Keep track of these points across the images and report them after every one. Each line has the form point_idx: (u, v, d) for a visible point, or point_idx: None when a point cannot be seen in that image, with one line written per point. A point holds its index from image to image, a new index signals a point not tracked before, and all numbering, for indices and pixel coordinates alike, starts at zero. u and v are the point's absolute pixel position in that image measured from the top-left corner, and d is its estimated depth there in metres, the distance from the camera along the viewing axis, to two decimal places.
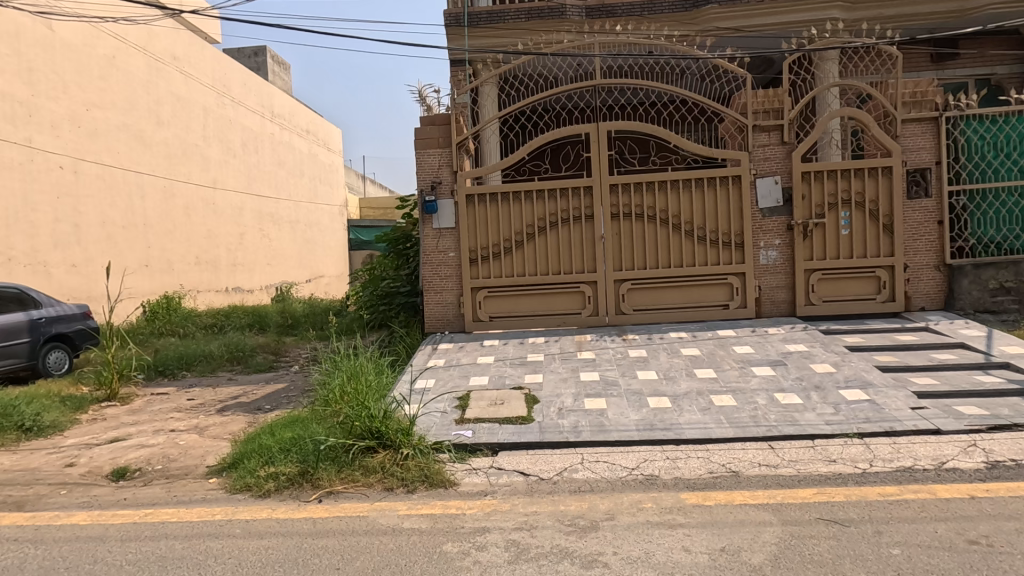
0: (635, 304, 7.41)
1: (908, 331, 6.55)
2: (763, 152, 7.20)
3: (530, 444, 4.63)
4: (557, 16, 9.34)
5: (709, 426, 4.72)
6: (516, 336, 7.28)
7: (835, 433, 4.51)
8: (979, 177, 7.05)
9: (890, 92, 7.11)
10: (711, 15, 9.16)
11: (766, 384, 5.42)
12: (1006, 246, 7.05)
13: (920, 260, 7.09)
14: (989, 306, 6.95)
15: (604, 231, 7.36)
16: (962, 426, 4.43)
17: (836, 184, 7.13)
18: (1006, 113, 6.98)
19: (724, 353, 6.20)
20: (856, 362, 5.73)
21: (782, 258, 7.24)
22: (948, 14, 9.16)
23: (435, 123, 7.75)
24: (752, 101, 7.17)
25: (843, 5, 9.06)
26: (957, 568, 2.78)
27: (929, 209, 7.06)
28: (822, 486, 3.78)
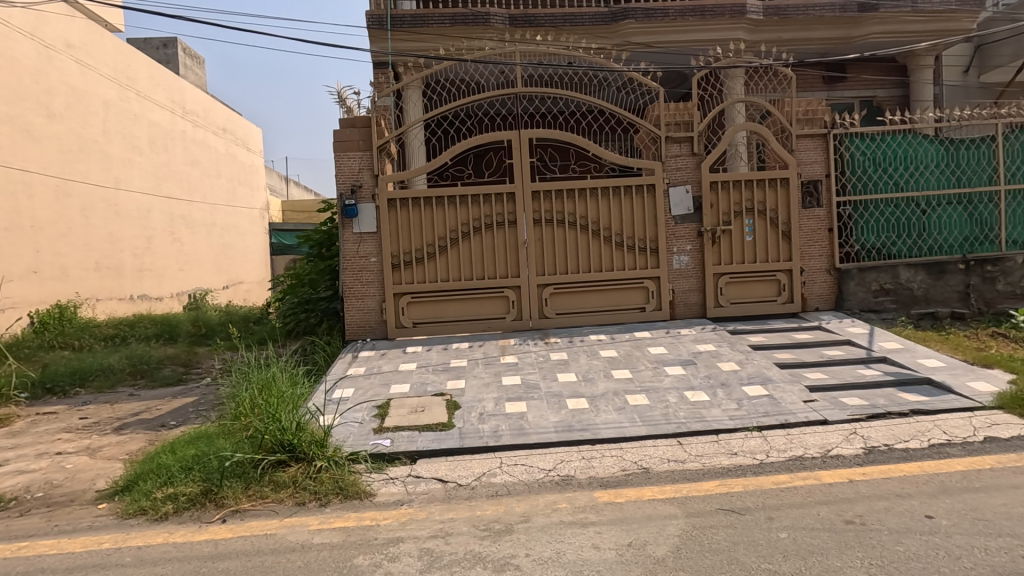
0: (558, 308, 7.56)
1: (804, 330, 7.11)
2: (675, 162, 7.59)
3: (449, 451, 4.60)
4: (481, 23, 9.40)
5: (624, 425, 4.90)
6: (440, 342, 7.24)
7: (737, 427, 4.81)
8: (863, 190, 7.74)
9: (786, 109, 7.70)
10: (629, 30, 9.56)
11: (678, 382, 5.70)
12: (885, 252, 7.75)
13: (814, 264, 7.73)
14: (872, 306, 7.67)
15: (526, 236, 7.48)
16: (845, 417, 4.86)
17: (741, 193, 7.64)
18: (884, 132, 7.72)
19: (640, 354, 6.46)
20: (758, 360, 6.15)
21: (693, 262, 7.65)
22: (835, 40, 10.05)
23: (355, 125, 7.58)
24: (664, 114, 7.54)
25: (747, 28, 9.73)
26: (835, 547, 3.03)
27: (821, 217, 7.71)
28: (723, 478, 4.02)
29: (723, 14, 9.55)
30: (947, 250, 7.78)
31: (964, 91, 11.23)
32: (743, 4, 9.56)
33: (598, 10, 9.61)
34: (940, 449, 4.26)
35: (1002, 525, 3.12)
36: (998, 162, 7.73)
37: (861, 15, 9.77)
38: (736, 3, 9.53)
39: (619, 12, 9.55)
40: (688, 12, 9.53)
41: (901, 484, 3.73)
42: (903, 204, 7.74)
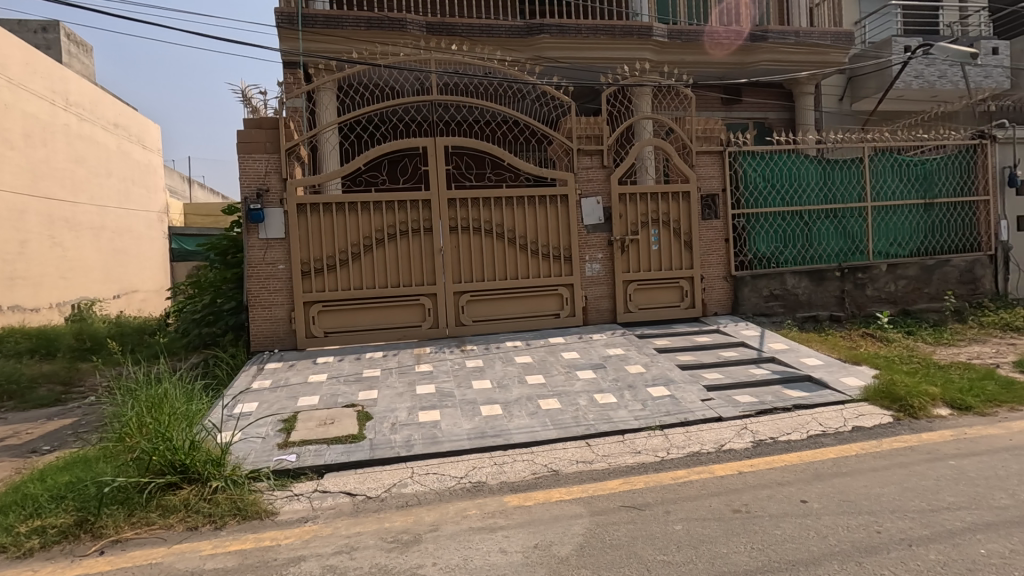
0: (474, 315, 7.60)
1: (704, 333, 7.60)
2: (587, 174, 7.90)
3: (359, 463, 4.48)
4: (397, 29, 9.31)
5: (536, 430, 5.01)
6: (352, 351, 7.04)
7: (641, 426, 5.06)
8: (755, 203, 8.43)
9: (687, 127, 8.24)
10: (543, 44, 9.85)
11: (588, 386, 5.90)
12: (774, 261, 8.47)
13: (713, 272, 8.29)
14: (764, 311, 8.35)
15: (442, 244, 7.46)
16: (737, 413, 5.26)
17: (647, 205, 8.07)
18: (772, 151, 8.45)
19: (554, 360, 6.62)
20: (662, 362, 6.50)
21: (605, 270, 7.97)
22: (731, 65, 10.87)
23: (261, 126, 7.25)
24: (576, 127, 7.81)
25: (653, 49, 10.32)
26: (722, 535, 3.26)
27: (719, 228, 8.30)
28: (627, 476, 4.21)
29: (631, 35, 10.09)
30: (826, 259, 8.62)
31: (840, 118, 12.54)
32: (649, 26, 10.19)
33: (514, 23, 9.84)
34: (817, 439, 4.71)
35: (862, 505, 3.49)
36: (866, 181, 8.70)
37: (753, 44, 10.67)
38: (643, 25, 10.12)
39: (534, 26, 9.83)
40: (599, 30, 9.97)
41: (782, 473, 4.10)
42: (789, 217, 8.51)
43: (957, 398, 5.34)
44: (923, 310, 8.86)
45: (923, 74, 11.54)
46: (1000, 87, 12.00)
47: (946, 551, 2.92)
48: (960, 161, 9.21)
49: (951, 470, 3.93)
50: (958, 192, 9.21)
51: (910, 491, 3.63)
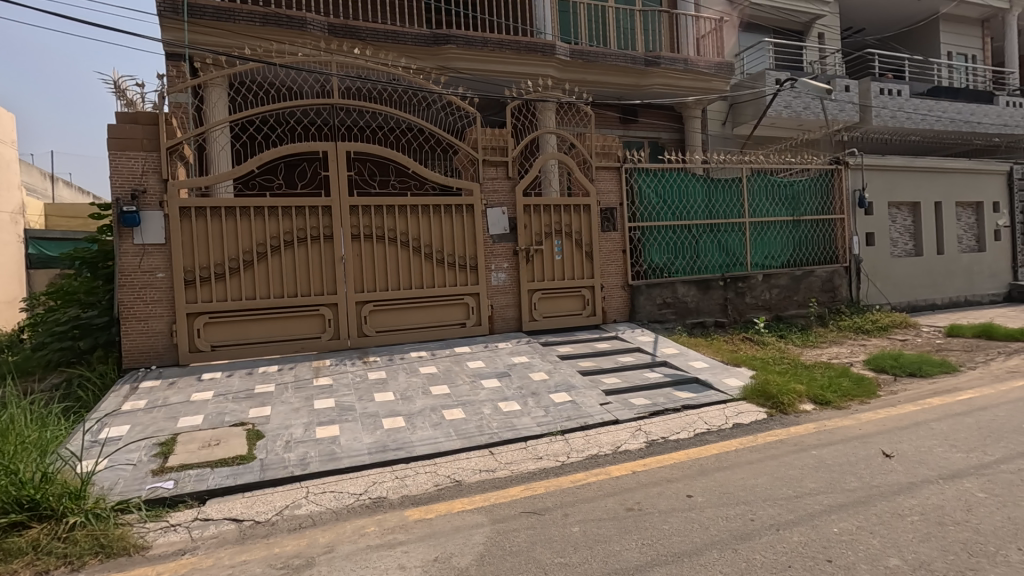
0: (377, 325, 7.39)
1: (604, 339, 7.95)
2: (492, 185, 8.01)
3: (247, 486, 4.18)
4: (296, 28, 8.93)
5: (440, 441, 4.96)
6: (243, 366, 6.57)
7: (543, 432, 5.18)
8: (649, 217, 8.97)
9: (587, 143, 8.62)
10: (449, 54, 9.89)
11: (493, 395, 5.94)
12: (666, 271, 9.05)
13: (612, 281, 8.69)
14: (658, 317, 8.89)
15: (343, 252, 7.21)
16: (632, 415, 5.55)
17: (550, 216, 8.33)
18: (664, 169, 9.05)
19: (459, 369, 6.60)
20: (564, 368, 6.71)
21: (510, 279, 8.10)
22: (628, 87, 11.51)
23: (137, 121, 6.62)
24: (481, 138, 7.92)
25: (556, 67, 10.68)
26: (616, 533, 3.40)
27: (616, 239, 8.73)
28: (528, 482, 4.28)
29: (535, 52, 10.39)
30: (711, 270, 9.35)
31: (723, 140, 13.72)
32: (552, 45, 10.55)
33: (420, 31, 9.81)
34: (702, 437, 5.07)
35: (739, 496, 3.80)
36: (744, 200, 9.58)
37: (646, 69, 11.37)
38: (546, 43, 10.45)
39: (441, 36, 9.85)
40: (504, 46, 10.18)
41: (671, 470, 4.37)
42: (679, 230, 9.15)
43: (818, 394, 5.99)
44: (792, 315, 9.88)
45: (791, 104, 12.92)
46: (852, 119, 13.70)
47: (806, 532, 3.26)
48: (821, 184, 10.41)
49: (812, 458, 4.40)
50: (820, 211, 10.40)
51: (779, 480, 4.02)
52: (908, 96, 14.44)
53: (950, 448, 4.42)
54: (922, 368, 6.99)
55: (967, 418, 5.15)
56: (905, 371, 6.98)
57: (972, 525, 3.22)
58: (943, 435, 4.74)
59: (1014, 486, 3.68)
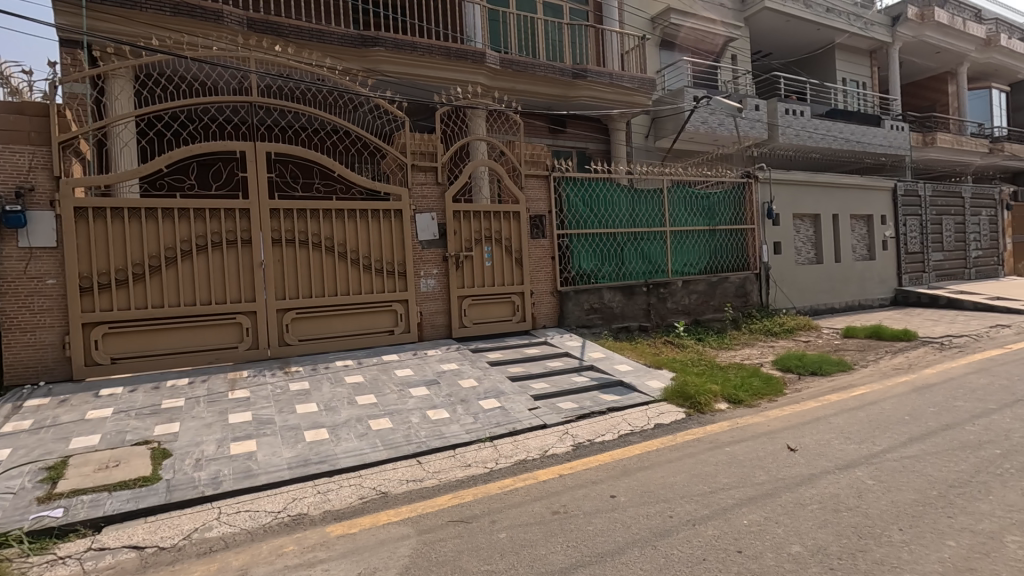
0: (300, 334, 7.09)
1: (533, 345, 8.05)
2: (421, 190, 7.93)
3: (150, 510, 3.87)
4: (212, 20, 8.49)
5: (365, 452, 4.82)
6: (149, 379, 6.08)
7: (472, 439, 5.17)
8: (576, 225, 9.20)
9: (516, 151, 8.74)
10: (378, 57, 9.73)
11: (421, 403, 5.85)
12: (593, 277, 9.30)
13: (541, 287, 8.83)
14: (585, 323, 9.11)
15: (263, 257, 6.88)
16: (560, 419, 5.66)
17: (480, 223, 8.35)
18: (590, 178, 9.32)
19: (386, 378, 6.46)
20: (493, 375, 6.72)
21: (439, 286, 8.03)
22: (557, 97, 11.75)
23: (23, 112, 6.01)
24: (410, 143, 7.83)
25: (487, 74, 10.75)
26: (542, 537, 3.44)
27: (545, 246, 8.88)
28: (456, 490, 4.25)
29: (465, 59, 10.41)
30: (635, 276, 9.72)
31: (646, 152, 14.33)
32: (482, 53, 10.63)
33: (347, 32, 9.59)
34: (625, 438, 5.25)
35: (659, 494, 3.96)
36: (665, 209, 10.05)
37: (575, 81, 11.67)
38: (476, 51, 10.51)
39: (369, 38, 9.68)
40: (434, 51, 10.15)
41: (595, 471, 4.48)
42: (605, 237, 9.45)
43: (732, 393, 6.36)
44: (709, 319, 10.44)
45: (708, 121, 13.70)
46: (761, 137, 14.72)
47: (720, 525, 3.44)
48: (734, 196, 11.11)
49: (726, 455, 4.66)
50: (733, 221, 11.09)
51: (696, 477, 4.22)
52: (810, 117, 15.72)
53: (846, 440, 4.83)
54: (821, 367, 7.61)
55: (859, 412, 5.65)
56: (808, 370, 7.56)
57: (862, 509, 3.53)
58: (839, 428, 5.17)
59: (897, 472, 4.07)
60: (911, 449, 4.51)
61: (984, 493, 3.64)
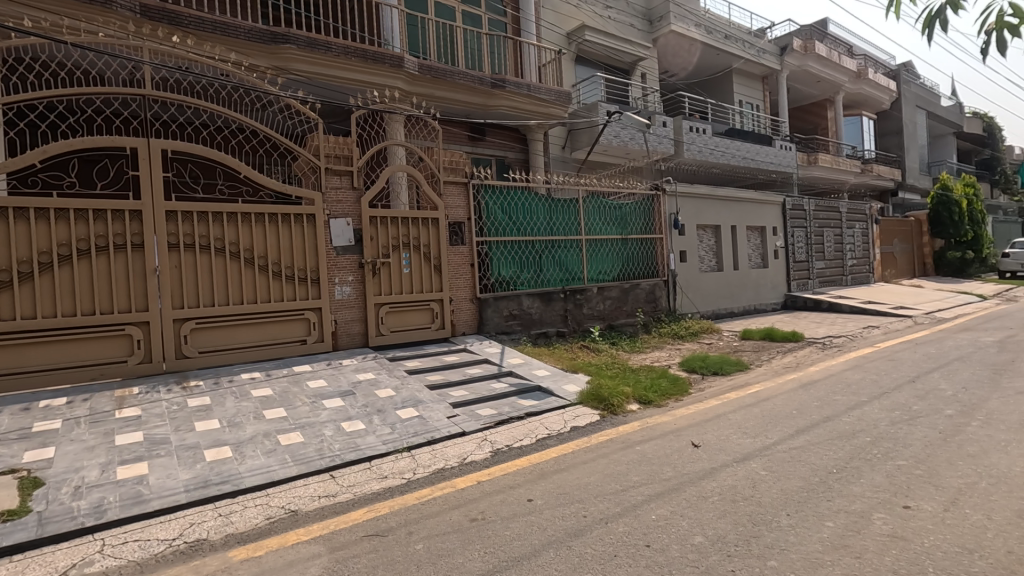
0: (200, 345, 6.60)
1: (452, 352, 8.00)
2: (335, 195, 7.69)
3: (16, 548, 3.43)
4: (98, 3, 7.78)
5: (273, 469, 4.56)
6: (18, 400, 5.40)
7: (388, 450, 5.06)
8: (495, 232, 9.29)
9: (435, 158, 8.70)
10: (288, 55, 9.35)
11: (334, 415, 5.64)
12: (512, 284, 9.42)
13: (460, 294, 8.81)
14: (505, 329, 9.20)
15: (158, 263, 6.36)
16: (479, 426, 5.67)
17: (398, 229, 8.21)
18: (508, 187, 9.46)
19: (297, 390, 6.15)
20: (411, 384, 6.60)
21: (355, 293, 7.79)
22: (476, 105, 11.82)
23: None
24: (323, 146, 7.60)
25: (405, 79, 10.61)
26: (459, 545, 3.42)
27: (465, 253, 8.88)
28: (371, 504, 4.13)
29: (382, 62, 10.23)
30: (553, 283, 9.95)
31: (563, 162, 14.76)
32: (400, 58, 10.50)
33: (254, 27, 9.14)
34: (542, 442, 5.35)
35: (574, 495, 4.07)
36: (580, 218, 10.40)
37: (493, 90, 11.80)
38: (393, 55, 10.37)
39: (279, 35, 9.29)
40: (350, 53, 9.90)
41: (514, 476, 4.53)
42: (523, 245, 9.62)
43: (642, 394, 6.68)
44: (622, 324, 10.90)
45: (620, 135, 14.35)
46: (668, 151, 15.63)
47: (630, 522, 3.59)
48: (644, 207, 11.72)
49: (636, 454, 4.88)
50: (644, 230, 11.68)
51: (609, 476, 4.39)
52: (711, 134, 16.92)
53: (743, 435, 5.21)
54: (722, 368, 8.18)
55: (754, 408, 6.13)
56: (710, 370, 8.10)
57: (756, 498, 3.83)
58: (737, 424, 5.57)
59: (786, 462, 4.46)
60: (797, 440, 4.96)
61: (857, 477, 4.07)
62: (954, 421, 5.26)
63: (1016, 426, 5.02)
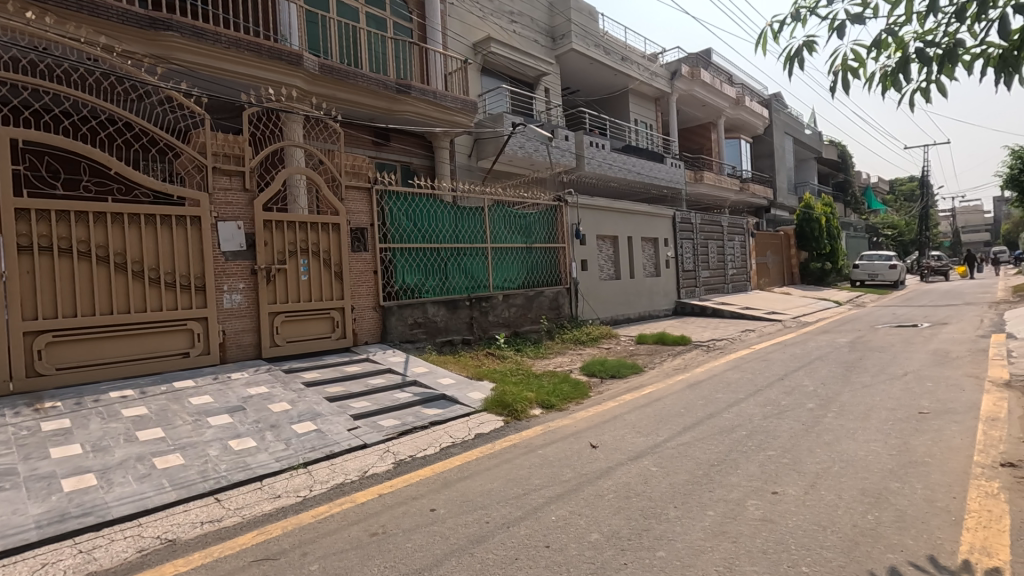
0: (59, 361, 5.86)
1: (354, 363, 7.74)
2: (224, 196, 7.18)
3: None
4: None
5: (147, 496, 4.14)
6: None
7: (282, 468, 4.78)
8: (400, 239, 9.13)
9: (336, 161, 8.41)
10: (171, 43, 8.65)
11: (221, 433, 5.23)
12: (416, 292, 9.29)
13: (363, 302, 8.55)
14: (409, 337, 9.05)
15: (5, 268, 5.57)
16: (381, 437, 5.52)
17: (295, 234, 7.81)
18: (413, 194, 9.35)
19: (178, 407, 5.64)
20: (309, 396, 6.28)
21: (247, 302, 7.29)
22: (380, 109, 11.58)
23: None
24: (211, 143, 7.08)
25: (304, 78, 10.17)
26: (358, 562, 3.31)
27: (368, 260, 8.64)
28: (262, 526, 3.88)
29: (278, 59, 9.74)
30: (458, 291, 9.96)
31: (468, 171, 14.86)
32: (298, 55, 10.07)
33: (131, 10, 8.33)
34: (447, 450, 5.33)
35: (478, 501, 4.09)
36: (485, 227, 10.51)
37: (398, 95, 11.63)
38: (291, 52, 9.92)
39: (160, 21, 8.56)
40: (242, 46, 9.34)
41: (417, 487, 4.47)
42: (429, 252, 9.54)
43: (545, 399, 6.87)
44: (527, 331, 11.13)
45: (524, 146, 14.72)
46: (570, 163, 16.25)
47: (531, 525, 3.66)
48: (547, 218, 12.08)
49: (538, 457, 5.01)
50: (547, 239, 12.03)
51: (512, 481, 4.46)
52: (610, 150, 17.85)
53: (636, 434, 5.51)
54: (619, 371, 8.62)
55: (647, 409, 6.51)
56: (608, 374, 8.51)
57: (647, 493, 4.07)
58: (631, 424, 5.90)
59: (674, 458, 4.78)
60: (684, 437, 5.34)
61: (735, 468, 4.46)
62: (813, 413, 5.94)
63: (862, 415, 5.76)
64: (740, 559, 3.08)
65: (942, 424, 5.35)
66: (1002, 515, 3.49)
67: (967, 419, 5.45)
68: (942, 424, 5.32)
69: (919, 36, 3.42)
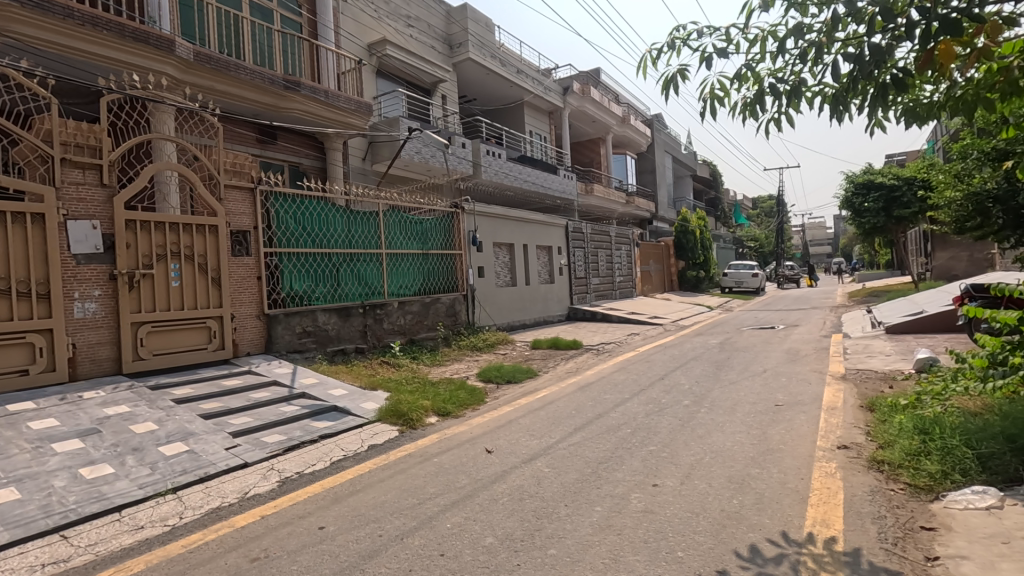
0: None
1: (233, 376, 7.16)
2: (75, 191, 6.36)
3: None
4: None
5: None
6: None
7: (146, 495, 4.30)
8: (287, 243, 8.63)
9: (213, 158, 7.77)
10: (8, 13, 7.51)
11: (69, 460, 4.59)
12: (305, 299, 8.82)
13: (245, 310, 7.96)
14: (297, 347, 8.54)
15: None
16: (264, 455, 5.16)
17: (165, 236, 7.09)
18: (302, 196, 8.88)
19: (12, 434, 4.87)
20: (180, 415, 5.71)
21: (104, 311, 6.49)
22: (265, 105, 10.88)
23: None
24: (59, 130, 6.24)
25: (176, 66, 9.31)
26: None
27: (250, 265, 8.06)
28: (120, 562, 3.46)
29: (145, 42, 8.85)
30: (351, 298, 9.60)
31: (363, 174, 14.42)
32: (169, 40, 9.22)
33: None
34: (337, 464, 5.11)
35: (369, 515, 3.97)
36: (380, 232, 10.26)
37: (286, 92, 11.02)
38: (161, 36, 9.07)
39: None
40: (100, 25, 8.38)
41: (304, 504, 4.23)
42: (319, 258, 9.11)
43: (441, 407, 6.83)
44: (423, 338, 10.98)
45: (421, 152, 14.58)
46: (467, 171, 16.35)
47: (426, 534, 3.63)
48: (443, 224, 12.06)
49: (434, 466, 4.97)
50: (443, 246, 12.00)
51: (406, 492, 4.37)
52: (506, 159, 18.22)
53: (530, 438, 5.65)
54: (515, 376, 8.80)
55: (540, 412, 6.71)
56: (504, 379, 8.65)
57: (539, 494, 4.19)
58: (525, 428, 6.04)
59: (566, 459, 4.97)
60: (575, 438, 5.56)
61: (620, 464, 4.74)
62: (688, 409, 6.47)
63: (730, 409, 6.38)
64: (624, 550, 3.27)
65: (793, 414, 6.07)
66: (839, 490, 4.04)
67: (813, 409, 6.24)
68: (793, 415, 6.04)
69: (772, 72, 3.87)
